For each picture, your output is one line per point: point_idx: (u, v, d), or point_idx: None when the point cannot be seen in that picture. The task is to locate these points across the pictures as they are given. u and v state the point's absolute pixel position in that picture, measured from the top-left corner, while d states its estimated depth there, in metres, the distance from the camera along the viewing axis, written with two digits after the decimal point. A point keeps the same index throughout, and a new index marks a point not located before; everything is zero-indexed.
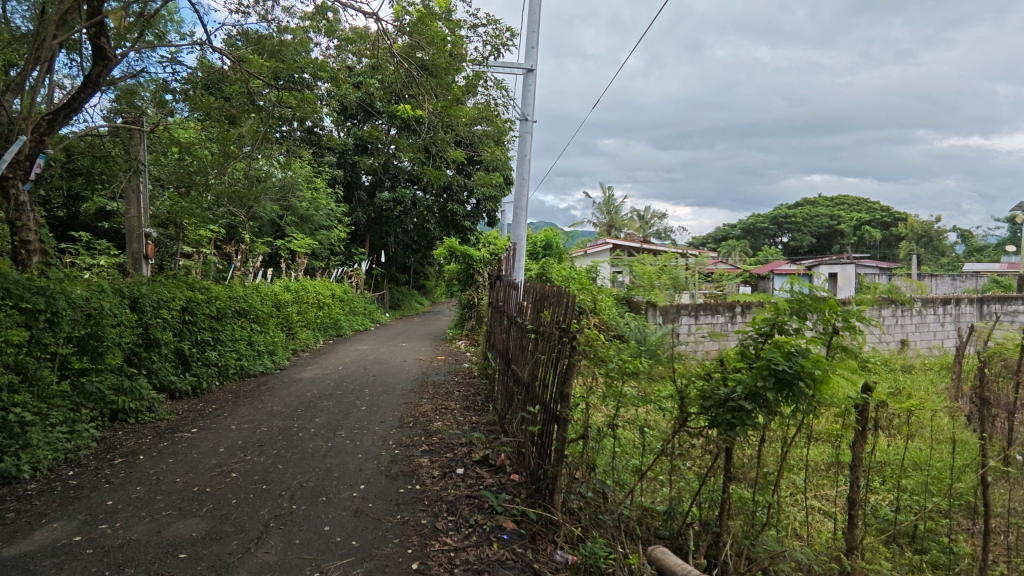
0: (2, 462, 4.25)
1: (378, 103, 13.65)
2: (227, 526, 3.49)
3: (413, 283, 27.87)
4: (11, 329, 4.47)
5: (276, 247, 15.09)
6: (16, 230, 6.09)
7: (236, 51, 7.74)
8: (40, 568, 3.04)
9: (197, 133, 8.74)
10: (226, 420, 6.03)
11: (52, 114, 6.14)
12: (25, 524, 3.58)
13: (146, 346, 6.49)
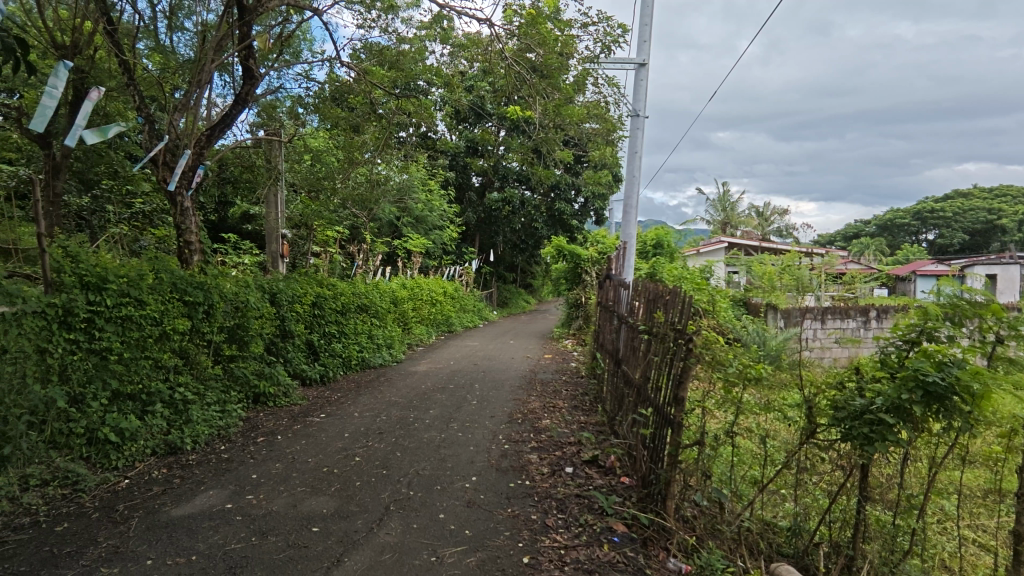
0: (170, 434, 4.89)
1: (489, 106, 14.01)
2: (353, 506, 3.76)
3: (521, 281, 28.34)
4: (177, 318, 5.16)
5: (393, 246, 15.99)
6: (181, 233, 6.88)
7: (360, 64, 8.25)
8: (200, 528, 3.47)
9: (326, 142, 9.47)
10: (350, 407, 6.50)
11: (210, 130, 6.95)
12: (188, 489, 4.09)
13: (282, 337, 7.16)
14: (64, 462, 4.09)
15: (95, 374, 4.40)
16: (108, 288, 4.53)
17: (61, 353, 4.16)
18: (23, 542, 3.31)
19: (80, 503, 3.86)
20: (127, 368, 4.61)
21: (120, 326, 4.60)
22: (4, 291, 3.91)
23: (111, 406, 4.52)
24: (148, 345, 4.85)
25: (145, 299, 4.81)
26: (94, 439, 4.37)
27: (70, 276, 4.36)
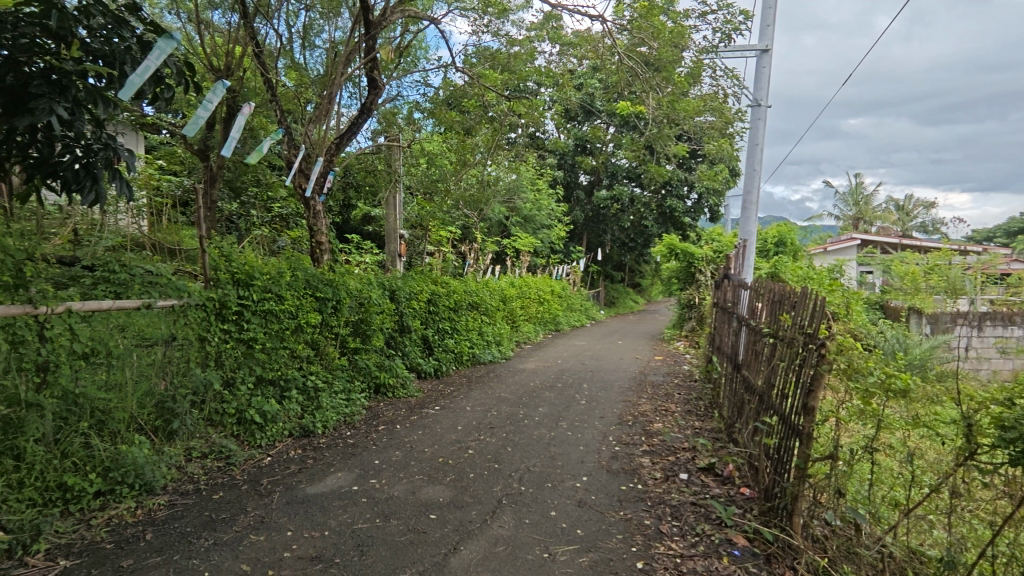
0: (304, 419, 5.34)
1: (598, 103, 13.88)
2: (468, 497, 3.89)
3: (629, 281, 27.79)
4: (310, 312, 5.64)
5: (502, 245, 16.34)
6: (314, 234, 7.49)
7: (474, 68, 8.53)
8: (331, 506, 3.77)
9: (440, 145, 9.86)
10: (462, 401, 6.73)
11: (339, 139, 7.49)
12: (320, 470, 4.45)
13: (400, 332, 7.58)
14: (219, 438, 4.63)
15: (243, 360, 4.95)
16: (253, 284, 5.04)
17: (216, 341, 4.74)
18: (188, 506, 3.78)
19: (231, 475, 4.34)
20: (269, 357, 5.12)
21: (263, 318, 5.12)
22: (174, 285, 4.47)
23: (256, 390, 5.04)
24: (286, 337, 5.35)
25: (284, 295, 5.30)
26: (243, 419, 4.88)
27: (225, 273, 4.91)
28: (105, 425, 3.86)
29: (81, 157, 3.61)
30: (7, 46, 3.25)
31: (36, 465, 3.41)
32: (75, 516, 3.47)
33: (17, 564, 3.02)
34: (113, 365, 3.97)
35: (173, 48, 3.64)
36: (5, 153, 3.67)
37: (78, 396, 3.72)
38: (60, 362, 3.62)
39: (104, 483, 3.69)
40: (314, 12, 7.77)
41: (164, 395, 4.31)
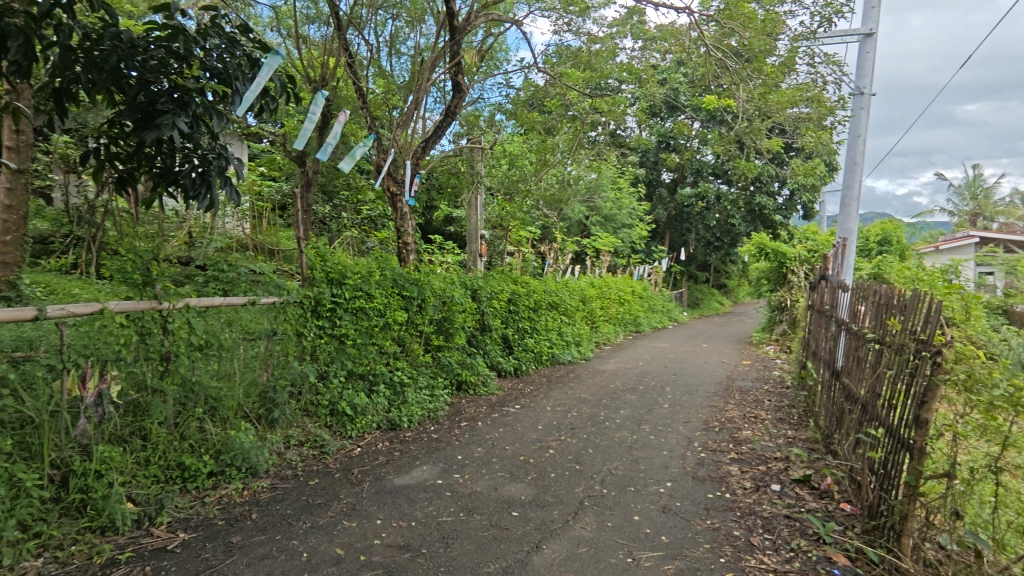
0: (391, 412, 5.56)
1: (682, 97, 13.48)
2: (549, 496, 3.90)
3: (714, 282, 26.76)
4: (396, 310, 5.87)
5: (582, 245, 16.24)
6: (400, 235, 7.78)
7: (555, 68, 8.54)
8: (418, 498, 3.90)
9: (521, 146, 9.95)
10: (543, 401, 6.75)
11: (424, 142, 7.72)
12: (407, 462, 4.62)
13: (481, 330, 7.72)
14: (314, 428, 4.91)
15: (335, 355, 5.23)
16: (346, 283, 5.33)
17: (311, 336, 5.05)
18: (288, 490, 4.05)
19: (325, 463, 4.59)
20: (360, 352, 5.39)
21: (354, 315, 5.41)
22: (275, 284, 4.81)
23: (348, 384, 5.31)
24: (375, 333, 5.60)
25: (373, 293, 5.56)
26: (335, 411, 5.16)
27: (320, 272, 5.21)
28: (217, 411, 4.18)
29: (198, 167, 3.95)
30: (140, 70, 3.60)
31: (159, 445, 3.76)
32: (192, 493, 3.80)
33: (145, 534, 3.36)
34: (223, 356, 4.31)
35: (280, 63, 3.94)
36: (136, 165, 4.09)
37: (194, 384, 4.05)
38: (179, 352, 3.97)
39: (215, 464, 4.02)
40: (401, 21, 8.08)
41: (266, 385, 4.64)
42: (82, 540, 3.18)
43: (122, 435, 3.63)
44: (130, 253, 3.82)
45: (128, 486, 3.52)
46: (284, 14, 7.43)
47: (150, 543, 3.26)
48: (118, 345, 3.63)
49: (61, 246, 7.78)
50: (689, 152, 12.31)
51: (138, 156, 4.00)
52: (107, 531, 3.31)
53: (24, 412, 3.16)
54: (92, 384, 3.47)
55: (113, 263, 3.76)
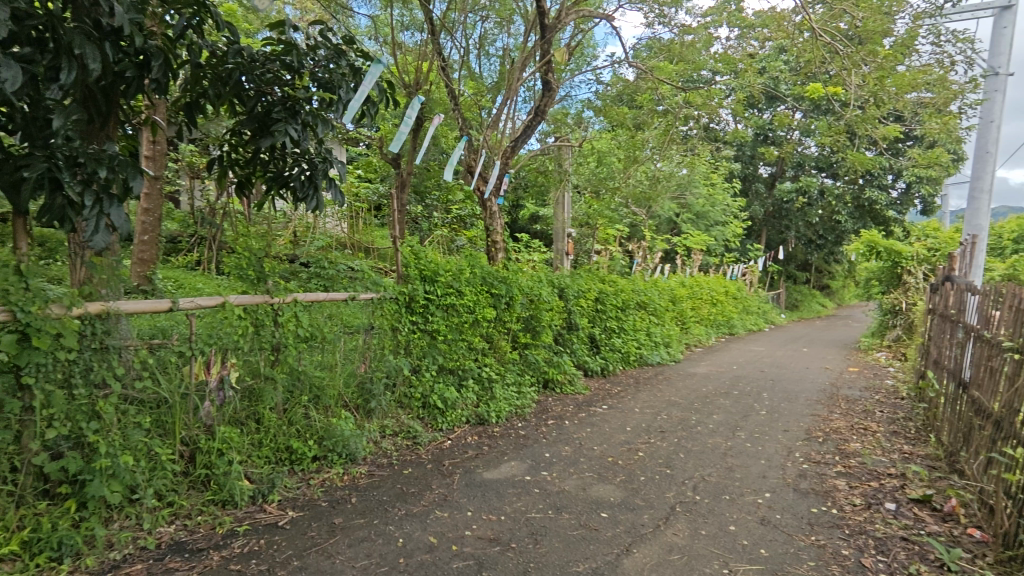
0: (480, 407, 5.68)
1: (784, 86, 12.73)
2: (639, 499, 3.83)
3: (816, 283, 25.06)
4: (485, 307, 5.98)
5: (673, 243, 15.76)
6: (489, 234, 7.91)
7: (647, 62, 8.34)
8: (507, 493, 3.96)
9: (609, 142, 9.79)
10: (631, 402, 6.63)
11: (514, 142, 7.79)
12: (495, 457, 4.70)
13: (568, 329, 7.70)
14: (407, 420, 5.10)
15: (427, 350, 5.42)
16: (438, 280, 5.50)
17: (405, 331, 5.25)
18: (384, 477, 4.25)
19: (418, 453, 4.77)
20: (450, 347, 5.57)
21: (446, 311, 5.57)
22: (373, 280, 5.06)
23: (439, 378, 5.49)
24: (465, 329, 5.75)
25: (463, 290, 5.72)
26: (427, 404, 5.33)
27: (414, 270, 5.40)
28: (320, 399, 4.45)
29: (307, 169, 4.22)
30: (254, 81, 3.90)
31: (271, 429, 4.06)
32: (299, 475, 4.08)
33: (259, 510, 3.64)
34: (326, 348, 4.59)
35: (382, 71, 4.21)
36: (251, 169, 4.39)
37: (300, 373, 4.34)
38: (288, 343, 4.26)
39: (319, 449, 4.28)
40: (491, 23, 8.20)
41: (364, 377, 4.88)
42: (207, 511, 3.50)
43: (239, 418, 3.96)
44: (247, 252, 4.15)
45: (244, 465, 3.83)
46: (382, 23, 7.76)
47: (263, 519, 3.53)
48: (236, 336, 3.95)
49: (188, 245, 8.62)
50: (790, 144, 11.60)
51: (254, 161, 4.30)
52: (227, 504, 3.61)
53: (160, 393, 3.52)
54: (214, 370, 3.81)
55: (231, 260, 4.10)
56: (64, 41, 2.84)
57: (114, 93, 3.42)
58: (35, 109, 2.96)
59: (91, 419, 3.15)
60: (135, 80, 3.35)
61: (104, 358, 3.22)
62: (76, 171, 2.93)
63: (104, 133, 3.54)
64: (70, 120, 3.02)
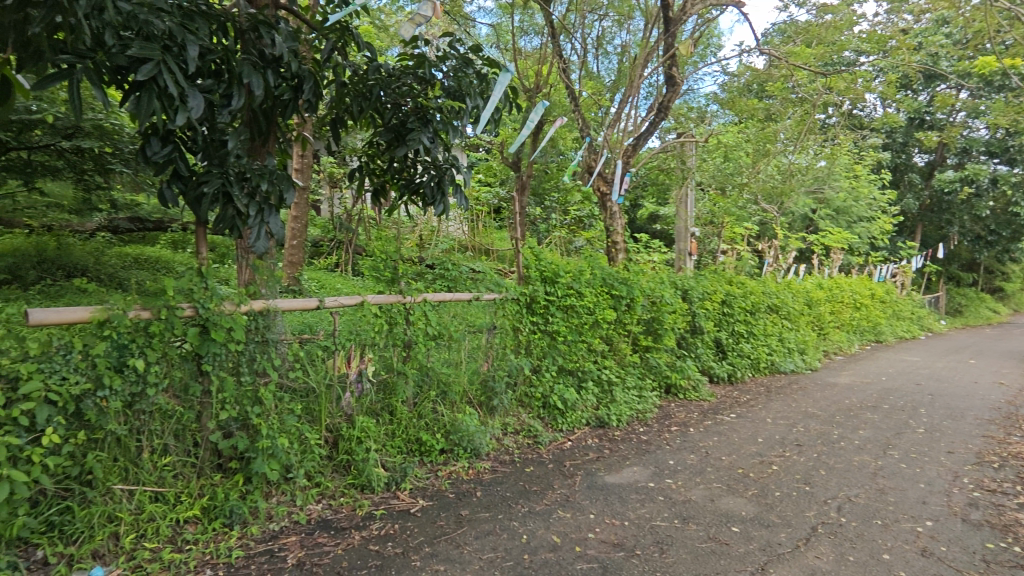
0: (600, 410, 5.62)
1: (946, 62, 11.29)
2: (774, 516, 3.58)
3: (986, 285, 21.87)
4: (606, 309, 5.92)
5: (809, 242, 14.56)
6: (609, 234, 7.80)
7: (780, 47, 7.80)
8: (630, 498, 3.89)
9: (737, 136, 9.31)
10: (762, 412, 6.22)
11: (636, 140, 7.61)
12: (616, 461, 4.63)
13: (692, 333, 7.39)
14: (528, 419, 5.17)
15: (547, 350, 5.48)
16: (559, 282, 5.54)
17: (526, 331, 5.34)
18: (507, 474, 4.35)
19: (539, 453, 4.81)
20: (570, 348, 5.59)
21: (566, 312, 5.59)
22: (495, 281, 5.20)
23: (559, 379, 5.52)
24: (585, 331, 5.74)
25: (583, 291, 5.71)
26: (547, 403, 5.38)
27: (535, 271, 5.49)
28: (447, 394, 4.66)
29: (435, 176, 4.41)
30: (391, 94, 4.19)
31: (403, 421, 4.32)
32: (428, 466, 4.29)
33: (393, 496, 3.88)
34: (452, 346, 4.80)
35: (510, 81, 4.34)
36: (386, 177, 4.70)
37: (429, 369, 4.57)
38: (418, 341, 4.51)
39: (446, 442, 4.47)
40: (609, 21, 8.11)
41: (487, 375, 5.03)
42: (349, 494, 3.79)
43: (376, 410, 4.26)
44: (383, 254, 4.46)
45: (380, 453, 4.10)
46: (503, 31, 7.98)
47: (397, 505, 3.76)
48: (373, 333, 4.26)
49: (329, 249, 9.43)
50: (954, 127, 10.25)
51: (389, 169, 4.60)
52: (365, 489, 3.88)
53: (309, 383, 3.89)
54: (354, 363, 4.12)
55: (369, 262, 4.43)
56: (235, 71, 3.24)
57: (273, 113, 3.82)
58: (213, 132, 3.39)
59: (255, 403, 3.54)
60: (291, 99, 3.72)
61: (264, 350, 3.61)
62: (244, 185, 3.33)
63: (265, 149, 3.96)
64: (240, 139, 3.43)
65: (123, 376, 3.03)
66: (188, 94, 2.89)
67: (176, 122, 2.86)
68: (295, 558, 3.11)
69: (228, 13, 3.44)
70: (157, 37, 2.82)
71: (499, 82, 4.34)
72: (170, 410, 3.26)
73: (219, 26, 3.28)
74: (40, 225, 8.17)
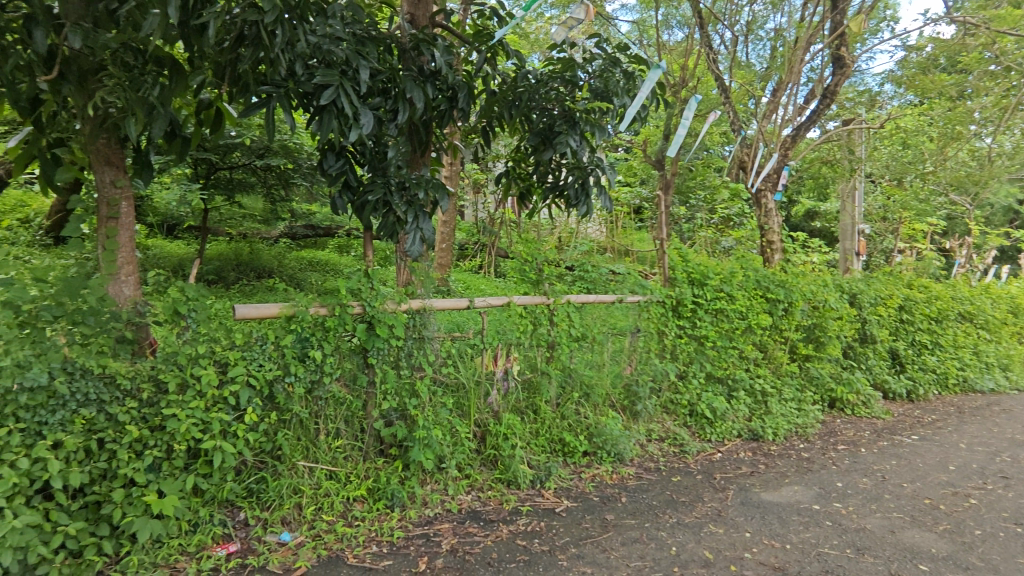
0: (753, 422, 5.25)
1: None
2: (975, 558, 3.08)
3: None
4: (761, 313, 5.50)
5: (1013, 239, 12.38)
6: (764, 233, 7.25)
7: (977, 12, 6.74)
8: (791, 519, 3.58)
9: (919, 119, 8.17)
10: (953, 436, 5.39)
11: (796, 130, 7.04)
12: (774, 478, 4.29)
13: (862, 342, 6.62)
14: (674, 426, 4.98)
15: (695, 355, 5.24)
16: (707, 284, 5.27)
17: (673, 335, 5.14)
18: (653, 482, 4.22)
19: (686, 462, 4.61)
20: (719, 355, 5.30)
21: (715, 317, 5.30)
22: (639, 283, 5.07)
23: (707, 386, 5.26)
24: (736, 336, 5.40)
25: (735, 295, 5.36)
26: (694, 412, 5.14)
27: (681, 273, 5.28)
28: (590, 396, 4.65)
29: (580, 178, 4.42)
30: (539, 99, 4.28)
31: (547, 421, 4.37)
32: (572, 467, 4.30)
33: (538, 493, 3.95)
34: (596, 348, 4.78)
35: (660, 76, 4.32)
36: (531, 181, 4.76)
37: (572, 370, 4.60)
38: (562, 342, 4.55)
39: (589, 444, 4.45)
40: (762, 4, 7.57)
41: (630, 379, 4.93)
42: (496, 487, 3.92)
43: (522, 408, 4.37)
44: (527, 256, 4.56)
45: (526, 450, 4.18)
46: (646, 26, 7.79)
47: (542, 503, 3.82)
48: (518, 332, 4.38)
49: (473, 252, 9.87)
50: None
51: (534, 173, 4.66)
52: (511, 484, 3.98)
53: (460, 379, 4.09)
54: (501, 362, 4.27)
55: (514, 264, 4.56)
56: (399, 88, 3.52)
57: (431, 125, 4.08)
58: (377, 146, 3.68)
59: (412, 396, 3.80)
60: (446, 111, 3.96)
61: (421, 346, 3.87)
62: (403, 193, 3.59)
63: (423, 160, 4.22)
64: (402, 151, 3.71)
65: (305, 365, 3.42)
66: (360, 113, 3.19)
67: (350, 138, 3.17)
68: (449, 544, 3.28)
69: (393, 35, 3.77)
70: (337, 64, 3.16)
71: (647, 78, 4.31)
72: (342, 397, 3.61)
73: (386, 48, 3.60)
74: (237, 233, 9.53)
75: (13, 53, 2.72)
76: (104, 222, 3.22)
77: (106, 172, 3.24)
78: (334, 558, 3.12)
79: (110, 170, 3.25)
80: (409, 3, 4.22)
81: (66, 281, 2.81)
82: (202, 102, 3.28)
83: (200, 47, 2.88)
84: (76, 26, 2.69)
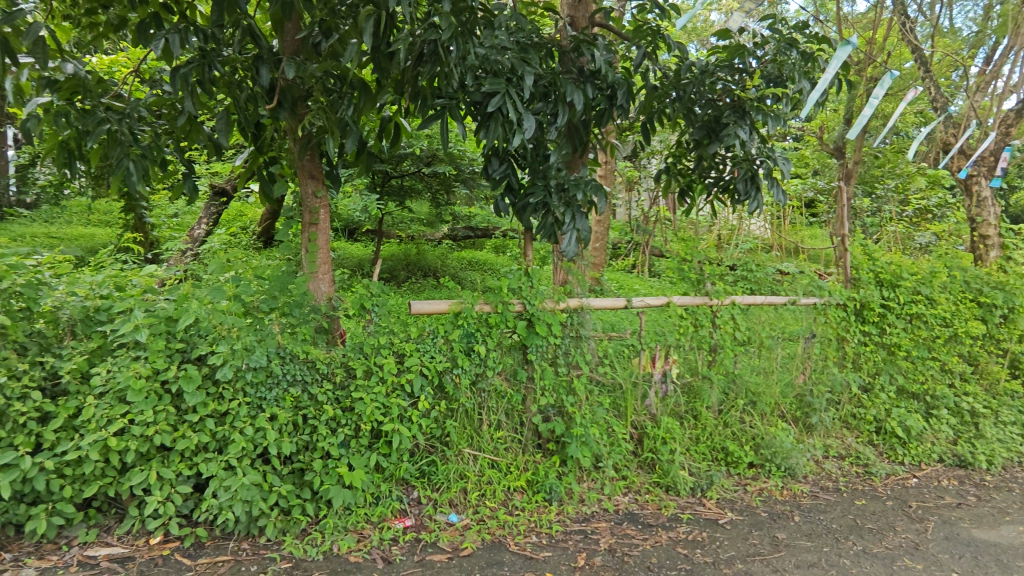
0: (960, 445, 4.53)
1: None
2: None
3: None
4: (971, 321, 4.71)
5: None
6: (975, 226, 6.18)
7: None
8: (1014, 565, 3.07)
9: None
10: None
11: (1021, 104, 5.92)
12: (989, 514, 3.68)
13: None
14: (856, 443, 4.47)
15: (883, 366, 4.64)
16: (900, 286, 4.63)
17: (855, 342, 4.61)
18: (832, 502, 3.83)
19: (873, 485, 4.10)
20: (915, 367, 4.63)
21: (910, 322, 4.63)
22: (816, 284, 4.61)
23: (899, 402, 4.64)
24: (937, 346, 4.68)
25: (937, 298, 4.65)
26: (883, 429, 4.56)
27: (867, 272, 4.70)
28: (756, 404, 4.35)
29: (750, 171, 4.13)
30: (704, 90, 4.09)
31: (708, 428, 4.17)
32: (736, 478, 4.05)
33: (698, 502, 3.78)
34: (763, 353, 4.45)
35: (848, 54, 3.86)
36: (693, 177, 4.57)
37: (735, 376, 4.36)
38: (725, 346, 4.31)
39: (756, 456, 4.16)
40: None
41: (803, 389, 4.53)
42: (654, 492, 3.82)
43: (681, 413, 4.22)
44: (689, 255, 4.38)
45: (685, 457, 4.03)
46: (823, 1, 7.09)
47: (704, 513, 3.66)
48: (678, 334, 4.23)
49: (627, 252, 9.73)
50: None
51: (696, 168, 4.46)
52: (671, 490, 3.85)
53: (617, 379, 4.07)
54: (659, 364, 4.18)
55: (674, 263, 4.41)
56: (560, 91, 3.58)
57: (591, 125, 4.07)
58: (538, 149, 3.79)
59: (569, 393, 3.86)
60: (605, 110, 3.96)
61: (578, 345, 3.92)
62: (563, 195, 3.65)
63: (581, 159, 4.24)
64: (562, 153, 3.76)
65: (470, 358, 3.63)
66: (524, 118, 3.29)
67: (515, 143, 3.29)
68: (607, 543, 3.29)
69: (554, 39, 3.85)
70: (503, 72, 3.30)
71: (833, 58, 3.90)
72: (503, 391, 3.77)
73: (548, 52, 3.68)
74: (406, 235, 10.41)
75: (244, 87, 3.25)
76: (307, 227, 3.69)
77: (309, 184, 3.72)
78: (496, 543, 3.29)
79: (312, 182, 3.72)
80: (569, 6, 4.30)
81: (278, 278, 3.25)
82: (385, 117, 3.61)
83: (386, 68, 3.17)
84: (291, 60, 3.13)
